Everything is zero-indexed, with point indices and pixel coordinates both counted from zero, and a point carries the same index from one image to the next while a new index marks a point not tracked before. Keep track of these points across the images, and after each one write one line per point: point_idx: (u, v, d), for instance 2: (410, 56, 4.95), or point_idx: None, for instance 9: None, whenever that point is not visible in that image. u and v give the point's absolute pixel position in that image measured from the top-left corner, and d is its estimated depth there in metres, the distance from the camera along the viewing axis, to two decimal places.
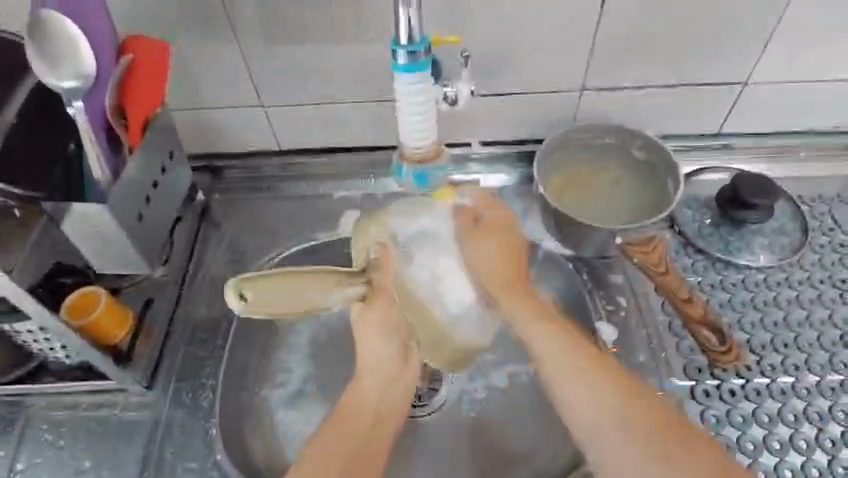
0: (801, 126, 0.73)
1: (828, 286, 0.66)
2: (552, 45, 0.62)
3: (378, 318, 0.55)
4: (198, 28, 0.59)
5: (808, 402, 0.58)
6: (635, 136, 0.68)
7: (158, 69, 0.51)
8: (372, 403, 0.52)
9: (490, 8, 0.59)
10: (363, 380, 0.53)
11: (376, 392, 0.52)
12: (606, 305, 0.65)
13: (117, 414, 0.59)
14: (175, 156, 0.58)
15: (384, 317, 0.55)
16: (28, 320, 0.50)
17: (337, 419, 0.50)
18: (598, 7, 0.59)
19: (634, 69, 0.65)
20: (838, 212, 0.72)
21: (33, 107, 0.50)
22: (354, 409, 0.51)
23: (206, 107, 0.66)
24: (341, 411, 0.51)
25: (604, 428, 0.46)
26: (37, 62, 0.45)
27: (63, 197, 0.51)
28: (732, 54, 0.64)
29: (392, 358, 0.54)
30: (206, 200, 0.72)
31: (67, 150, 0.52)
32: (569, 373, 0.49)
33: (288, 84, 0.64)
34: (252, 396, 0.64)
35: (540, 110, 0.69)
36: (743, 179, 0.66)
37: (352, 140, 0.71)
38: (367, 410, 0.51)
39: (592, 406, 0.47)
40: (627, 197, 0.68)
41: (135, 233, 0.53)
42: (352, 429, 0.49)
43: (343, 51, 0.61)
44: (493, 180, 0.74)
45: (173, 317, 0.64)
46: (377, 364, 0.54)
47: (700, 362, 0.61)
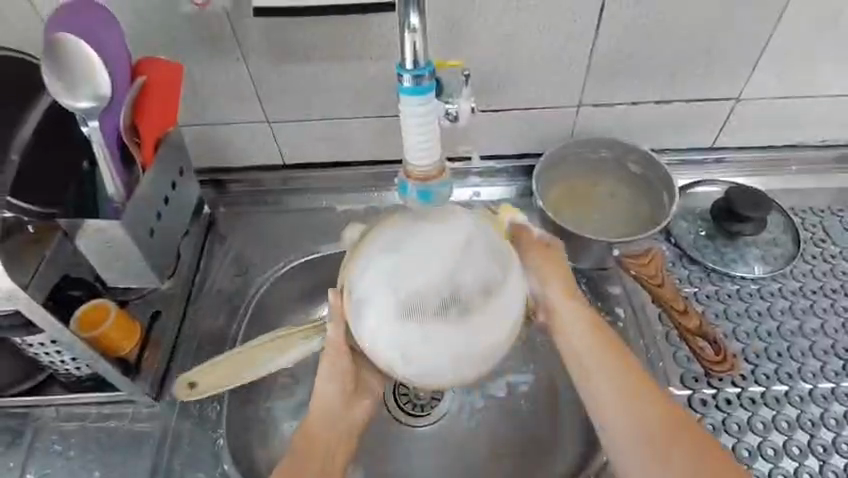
0: (792, 141, 0.75)
1: (820, 296, 0.67)
2: (549, 63, 0.64)
3: (329, 367, 0.53)
4: (207, 49, 0.61)
5: (801, 410, 0.60)
6: (629, 150, 0.70)
7: (171, 88, 0.52)
8: (327, 415, 0.53)
9: (489, 29, 0.61)
10: (315, 418, 0.53)
11: (325, 430, 0.53)
12: (604, 316, 0.67)
13: (126, 425, 0.60)
14: (185, 173, 0.60)
15: (336, 367, 0.53)
16: (40, 333, 0.51)
17: (302, 439, 0.52)
18: (593, 27, 0.61)
19: (628, 87, 0.67)
20: (828, 224, 0.74)
21: (47, 128, 0.52)
22: (317, 429, 0.53)
23: (213, 123, 0.68)
24: (305, 433, 0.52)
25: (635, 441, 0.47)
26: (53, 83, 0.47)
27: (76, 214, 0.54)
28: (723, 72, 0.66)
29: (338, 403, 0.54)
30: (211, 214, 0.74)
31: (81, 170, 0.55)
32: (620, 386, 0.49)
33: (293, 102, 0.66)
34: (257, 408, 0.66)
35: (538, 125, 0.71)
36: (735, 193, 0.68)
37: (355, 155, 0.73)
38: (324, 430, 0.53)
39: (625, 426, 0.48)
40: (623, 211, 0.70)
41: (146, 245, 0.55)
42: (317, 440, 0.52)
43: (346, 70, 0.63)
44: (493, 193, 0.76)
45: (181, 330, 0.65)
46: (328, 409, 0.54)
47: (696, 372, 0.62)
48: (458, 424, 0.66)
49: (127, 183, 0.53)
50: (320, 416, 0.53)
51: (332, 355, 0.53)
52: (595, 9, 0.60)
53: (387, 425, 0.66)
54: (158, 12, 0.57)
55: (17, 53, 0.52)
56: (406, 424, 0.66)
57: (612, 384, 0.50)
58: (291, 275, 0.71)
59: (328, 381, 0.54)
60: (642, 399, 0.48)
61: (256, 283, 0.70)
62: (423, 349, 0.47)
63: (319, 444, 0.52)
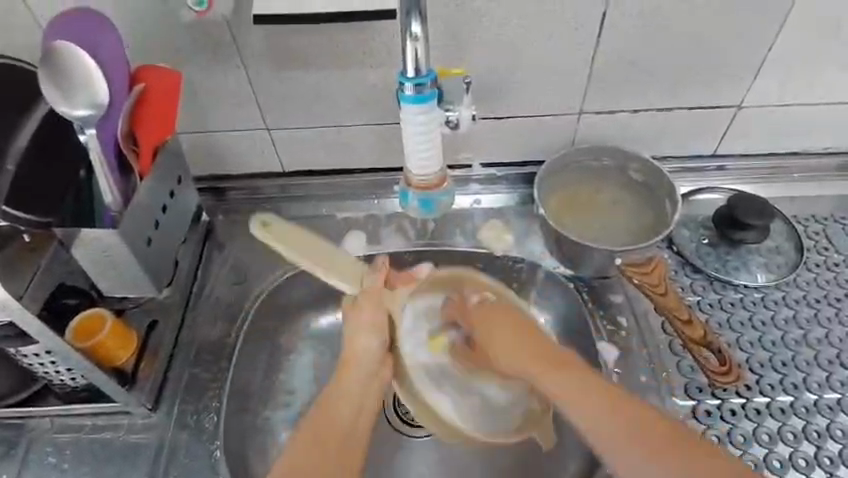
0: (794, 148, 0.74)
1: (824, 305, 0.67)
2: (551, 70, 0.64)
3: (362, 318, 0.58)
4: (206, 56, 0.60)
5: (807, 421, 0.59)
6: (631, 158, 0.69)
7: (170, 99, 0.52)
8: (362, 372, 0.55)
9: (491, 36, 0.61)
10: (351, 369, 0.55)
11: (358, 388, 0.54)
12: (607, 325, 0.66)
13: (121, 436, 0.59)
14: (183, 181, 0.59)
15: (371, 315, 0.58)
16: (34, 343, 0.50)
17: (326, 394, 0.53)
18: (595, 34, 0.61)
19: (630, 94, 0.67)
20: (831, 232, 0.73)
21: (42, 136, 0.51)
22: (347, 383, 0.53)
23: (212, 131, 0.68)
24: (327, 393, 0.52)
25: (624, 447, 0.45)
26: (50, 90, 0.47)
27: (72, 224, 0.52)
28: (725, 79, 0.66)
29: (374, 360, 0.56)
30: (209, 221, 0.73)
31: (78, 177, 0.53)
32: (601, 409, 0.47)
33: (293, 109, 0.65)
34: (255, 418, 0.65)
35: (539, 133, 0.70)
36: (739, 200, 0.68)
37: (355, 162, 0.72)
38: (356, 381, 0.54)
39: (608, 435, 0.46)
40: (625, 219, 0.69)
41: (144, 255, 0.54)
42: (339, 399, 0.52)
43: (347, 77, 0.62)
44: (494, 200, 0.75)
45: (178, 340, 0.65)
46: (362, 363, 0.55)
47: (700, 382, 0.61)
48: None
49: (124, 192, 0.52)
50: (353, 370, 0.55)
51: (373, 300, 0.59)
52: (597, 16, 0.59)
53: (387, 436, 0.65)
54: (158, 20, 0.57)
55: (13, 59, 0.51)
56: (404, 434, 0.66)
57: (583, 398, 0.48)
58: (290, 284, 0.70)
59: (360, 333, 0.57)
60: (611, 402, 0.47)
61: (255, 291, 0.69)
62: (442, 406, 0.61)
63: (338, 410, 0.51)
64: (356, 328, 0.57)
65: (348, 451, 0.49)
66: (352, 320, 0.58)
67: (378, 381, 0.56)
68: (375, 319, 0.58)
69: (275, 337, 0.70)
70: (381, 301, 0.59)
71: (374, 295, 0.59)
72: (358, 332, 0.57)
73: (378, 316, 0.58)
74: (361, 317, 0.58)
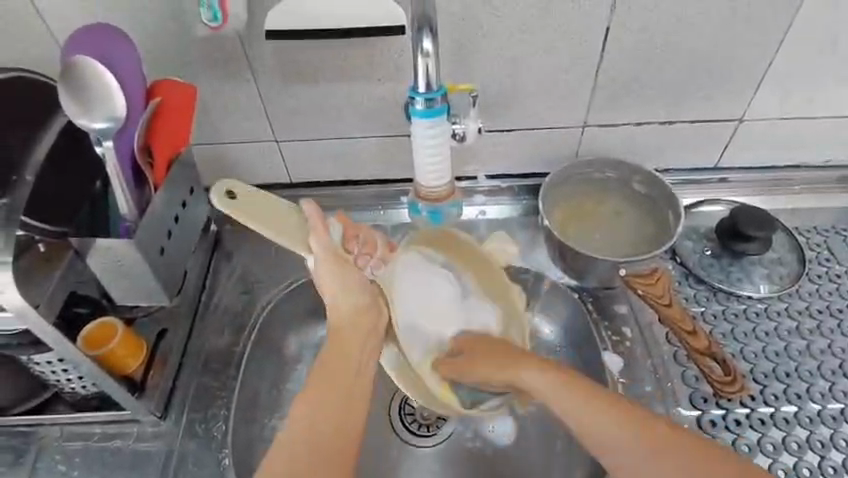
0: (795, 161, 0.76)
1: (826, 316, 0.67)
2: (555, 85, 0.65)
3: (335, 279, 0.52)
4: (218, 70, 0.62)
5: (810, 430, 0.59)
6: (635, 170, 0.70)
7: (185, 114, 0.54)
8: (354, 348, 0.51)
9: (496, 51, 0.62)
10: (342, 332, 0.52)
11: (350, 368, 0.50)
12: (611, 335, 0.67)
13: (130, 444, 0.59)
14: (195, 191, 0.61)
15: (344, 274, 0.53)
16: (48, 351, 0.51)
17: (318, 378, 0.49)
18: (598, 48, 0.62)
19: (633, 108, 0.68)
20: (834, 243, 0.74)
21: (64, 149, 0.53)
22: (340, 367, 0.50)
23: (222, 142, 0.69)
24: (319, 374, 0.50)
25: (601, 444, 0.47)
26: (70, 104, 0.48)
27: (89, 234, 0.55)
28: (725, 93, 0.67)
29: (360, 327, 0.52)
30: (218, 231, 0.74)
31: (94, 189, 0.56)
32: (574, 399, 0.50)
33: (303, 122, 0.67)
34: (262, 427, 0.66)
35: (543, 146, 0.72)
36: (741, 211, 0.69)
37: (363, 174, 0.74)
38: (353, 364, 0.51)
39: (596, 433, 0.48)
40: (629, 230, 0.70)
41: (156, 266, 0.55)
42: (335, 383, 0.49)
43: (355, 91, 0.64)
44: (498, 211, 0.76)
45: (187, 349, 0.65)
46: (346, 327, 0.52)
47: (705, 392, 0.62)
48: (466, 445, 0.65)
49: (138, 204, 0.53)
50: (344, 348, 0.51)
51: (335, 266, 0.53)
52: (600, 31, 0.61)
53: (396, 445, 0.66)
54: (173, 36, 0.59)
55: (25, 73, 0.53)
56: (412, 444, 0.66)
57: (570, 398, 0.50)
58: (297, 293, 0.71)
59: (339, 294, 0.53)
60: (603, 402, 0.49)
61: (264, 300, 0.70)
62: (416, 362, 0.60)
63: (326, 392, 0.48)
64: (330, 289, 0.53)
65: (341, 439, 0.47)
66: (326, 282, 0.53)
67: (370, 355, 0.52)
68: (344, 274, 0.53)
69: (282, 346, 0.70)
70: (346, 262, 0.53)
71: (332, 257, 0.52)
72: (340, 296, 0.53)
73: (352, 276, 0.53)
74: (331, 278, 0.53)
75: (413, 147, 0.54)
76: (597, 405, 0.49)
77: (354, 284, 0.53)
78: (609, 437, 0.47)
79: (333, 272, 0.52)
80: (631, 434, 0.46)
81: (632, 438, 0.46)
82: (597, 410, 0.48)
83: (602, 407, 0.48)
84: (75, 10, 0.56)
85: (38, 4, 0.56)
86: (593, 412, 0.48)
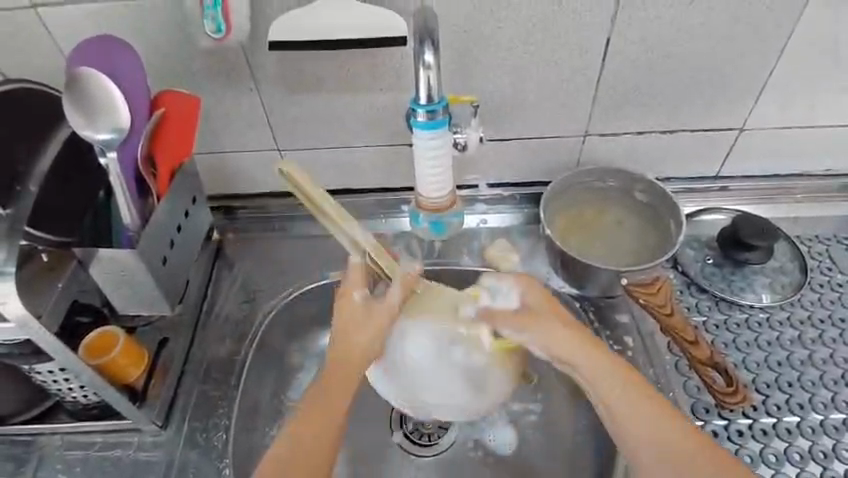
0: (797, 169, 0.76)
1: (829, 325, 0.67)
2: (557, 95, 0.66)
3: (352, 320, 0.54)
4: (222, 80, 0.62)
5: (813, 441, 0.59)
6: (636, 180, 0.70)
7: (188, 125, 0.54)
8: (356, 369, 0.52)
9: (498, 61, 0.62)
10: (353, 341, 0.53)
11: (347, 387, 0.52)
12: (613, 345, 0.67)
13: (131, 454, 0.59)
14: (198, 201, 0.61)
15: (369, 325, 0.54)
16: (50, 361, 0.51)
17: (317, 397, 0.51)
18: (599, 59, 0.63)
19: (634, 118, 0.68)
20: (835, 252, 0.74)
21: (68, 160, 0.54)
22: (341, 387, 0.51)
23: (225, 151, 0.69)
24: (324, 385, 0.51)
25: (633, 433, 0.49)
26: (73, 115, 0.48)
27: (92, 244, 0.55)
28: (727, 102, 0.67)
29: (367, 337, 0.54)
30: (220, 239, 0.74)
31: (96, 199, 0.56)
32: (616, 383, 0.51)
33: (305, 131, 0.67)
34: (262, 436, 0.65)
35: (545, 154, 0.72)
36: (741, 221, 0.69)
37: (364, 183, 0.74)
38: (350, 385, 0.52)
39: (630, 424, 0.49)
40: (630, 239, 0.70)
41: (158, 275, 0.55)
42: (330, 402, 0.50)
43: (356, 101, 0.64)
44: (499, 220, 0.76)
45: (189, 358, 0.65)
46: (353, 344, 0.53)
47: (707, 402, 0.62)
48: (467, 455, 0.65)
49: (141, 214, 0.53)
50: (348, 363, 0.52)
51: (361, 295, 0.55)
52: (601, 41, 0.61)
53: (396, 455, 0.65)
54: (177, 46, 0.59)
55: (29, 82, 0.52)
56: (413, 454, 0.65)
57: (617, 379, 0.51)
58: (298, 302, 0.71)
59: (357, 335, 0.53)
60: (641, 390, 0.50)
61: (265, 309, 0.70)
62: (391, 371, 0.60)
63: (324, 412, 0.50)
64: (344, 324, 0.54)
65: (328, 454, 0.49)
66: (347, 312, 0.54)
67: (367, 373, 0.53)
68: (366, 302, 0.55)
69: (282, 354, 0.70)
70: (392, 309, 0.56)
71: (390, 307, 0.56)
72: (349, 339, 0.53)
73: (378, 328, 0.54)
74: (354, 315, 0.54)
75: (415, 165, 0.55)
76: (639, 396, 0.50)
77: (377, 333, 0.54)
78: (638, 430, 0.49)
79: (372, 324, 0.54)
80: (669, 430, 0.48)
81: (663, 437, 0.48)
82: (639, 404, 0.50)
83: (645, 398, 0.50)
84: (80, 21, 0.57)
85: (44, 15, 0.56)
86: (635, 399, 0.50)
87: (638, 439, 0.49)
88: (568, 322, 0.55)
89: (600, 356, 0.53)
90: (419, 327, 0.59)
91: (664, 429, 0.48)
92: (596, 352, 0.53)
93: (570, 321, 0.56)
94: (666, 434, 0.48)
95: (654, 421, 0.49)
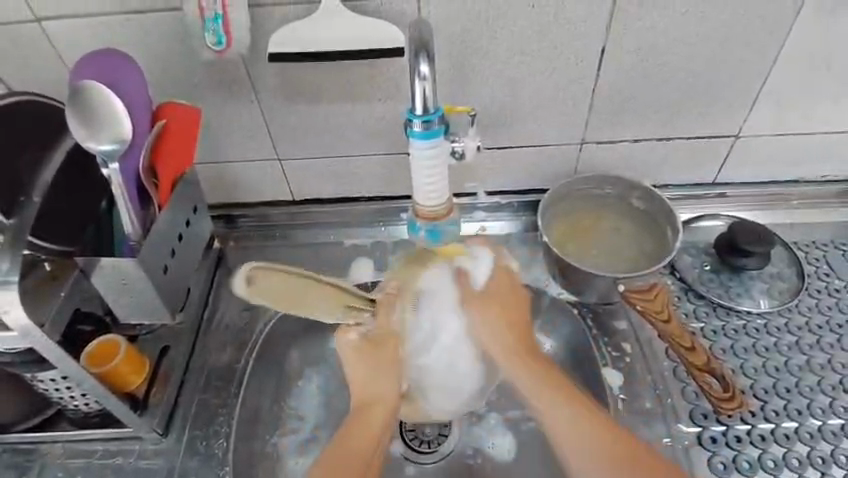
0: (792, 176, 0.76)
1: (826, 331, 0.67)
2: (553, 103, 0.66)
3: (368, 365, 0.57)
4: (223, 91, 0.63)
5: (811, 446, 0.59)
6: (633, 187, 0.71)
7: (187, 134, 0.55)
8: (386, 408, 0.55)
9: (495, 71, 0.63)
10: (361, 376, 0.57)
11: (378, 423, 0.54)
12: (611, 351, 0.67)
13: (132, 462, 0.60)
14: (199, 211, 0.62)
15: (379, 355, 0.57)
16: (52, 369, 0.52)
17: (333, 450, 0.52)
18: (594, 68, 0.63)
19: (630, 125, 0.69)
20: (832, 258, 0.74)
21: (71, 170, 0.54)
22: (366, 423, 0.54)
23: (226, 162, 0.70)
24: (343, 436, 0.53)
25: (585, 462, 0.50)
26: (76, 127, 0.49)
27: (94, 253, 0.56)
28: (721, 110, 0.68)
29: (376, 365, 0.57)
30: (221, 248, 0.75)
31: (99, 209, 0.57)
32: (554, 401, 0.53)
33: (304, 141, 0.68)
34: (263, 444, 0.65)
35: (542, 163, 0.72)
36: (738, 227, 0.69)
37: (363, 191, 0.75)
38: (377, 419, 0.54)
39: (562, 428, 0.52)
40: (627, 244, 0.70)
41: (159, 284, 0.55)
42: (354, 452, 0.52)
43: (355, 110, 0.65)
44: (498, 227, 0.77)
45: (190, 366, 0.66)
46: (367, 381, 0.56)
47: (705, 408, 0.62)
48: (466, 462, 0.65)
49: (142, 222, 0.54)
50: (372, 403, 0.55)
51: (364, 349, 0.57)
52: (597, 50, 0.62)
53: (395, 463, 0.65)
54: (179, 58, 0.60)
55: (29, 94, 0.53)
56: (412, 462, 0.65)
57: (538, 382, 0.54)
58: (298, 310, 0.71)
59: (379, 374, 0.57)
60: (566, 399, 0.53)
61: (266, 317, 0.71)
62: (439, 377, 0.61)
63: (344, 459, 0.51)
64: (362, 362, 0.57)
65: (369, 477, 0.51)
66: (357, 362, 0.57)
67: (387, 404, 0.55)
68: (363, 349, 0.57)
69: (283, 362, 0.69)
70: (394, 335, 0.59)
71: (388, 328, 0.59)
72: (371, 380, 0.56)
73: (387, 355, 0.57)
74: (362, 359, 0.57)
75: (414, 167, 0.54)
76: (580, 419, 0.51)
77: (396, 364, 0.57)
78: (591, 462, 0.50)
79: (392, 350, 0.58)
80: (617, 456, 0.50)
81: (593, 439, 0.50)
82: (583, 429, 0.51)
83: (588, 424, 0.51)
84: (84, 35, 0.58)
85: (49, 29, 0.58)
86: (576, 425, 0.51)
87: (567, 441, 0.51)
88: (511, 311, 0.59)
89: (521, 356, 0.56)
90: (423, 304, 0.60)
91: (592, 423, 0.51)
92: (520, 354, 0.56)
93: (517, 311, 0.59)
94: (593, 442, 0.50)
95: (582, 422, 0.51)
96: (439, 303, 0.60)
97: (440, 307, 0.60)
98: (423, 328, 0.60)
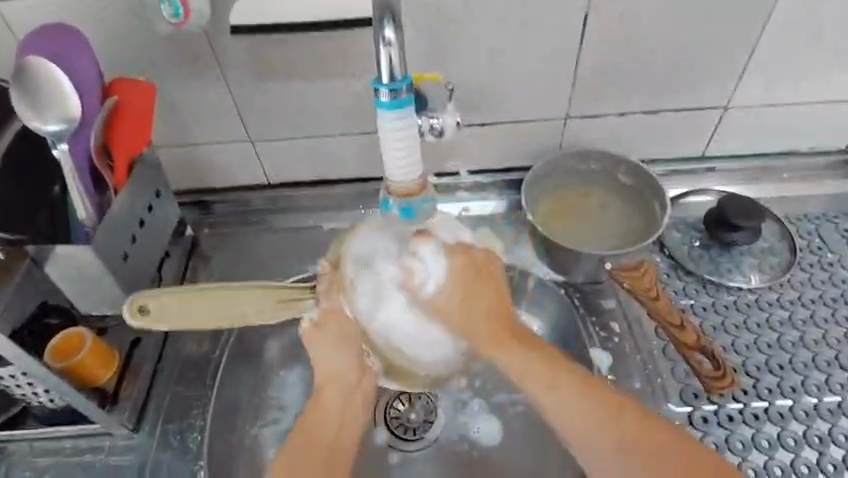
0: (783, 148, 0.74)
1: (820, 305, 0.66)
2: (535, 77, 0.63)
3: (326, 347, 0.49)
4: (187, 68, 0.60)
5: (807, 425, 0.58)
6: (618, 162, 0.69)
7: (145, 115, 0.51)
8: (348, 385, 0.49)
9: (473, 43, 0.60)
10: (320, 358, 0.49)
11: (338, 411, 0.49)
12: (599, 332, 0.65)
13: (102, 458, 0.58)
14: (162, 194, 0.59)
15: (336, 338, 0.49)
16: (10, 364, 0.50)
17: (302, 428, 0.48)
18: (578, 38, 0.60)
19: (615, 99, 0.66)
20: (825, 231, 0.72)
21: (19, 154, 0.51)
22: (320, 419, 0.48)
23: (196, 145, 0.67)
24: (304, 426, 0.48)
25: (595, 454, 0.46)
26: (23, 108, 0.47)
27: (48, 241, 0.53)
28: (712, 80, 0.65)
29: (336, 348, 0.49)
30: (194, 234, 0.72)
31: (52, 194, 0.53)
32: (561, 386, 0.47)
33: (276, 122, 0.65)
34: (242, 436, 0.62)
35: (526, 139, 0.70)
36: (728, 202, 0.67)
37: (339, 173, 0.72)
38: (336, 400, 0.49)
39: (554, 401, 0.47)
40: (613, 223, 0.68)
41: (121, 273, 0.53)
42: (314, 448, 0.47)
43: (327, 86, 0.62)
44: (482, 207, 0.74)
45: (162, 357, 0.63)
46: (330, 367, 0.49)
47: (695, 387, 0.60)
48: (452, 450, 0.63)
49: (98, 208, 0.51)
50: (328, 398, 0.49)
51: (320, 332, 0.49)
52: (579, 18, 0.59)
53: (381, 453, 0.63)
54: (136, 33, 0.56)
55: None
56: (397, 449, 0.63)
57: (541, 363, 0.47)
58: None
59: (334, 354, 0.49)
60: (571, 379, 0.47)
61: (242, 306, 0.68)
62: (406, 338, 0.49)
63: (314, 438, 0.48)
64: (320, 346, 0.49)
65: (340, 451, 0.48)
66: (312, 344, 0.49)
67: (361, 392, 0.50)
68: (323, 336, 0.49)
69: (262, 352, 0.67)
70: (342, 311, 0.49)
71: (330, 310, 0.49)
72: (330, 358, 0.49)
73: (345, 335, 0.49)
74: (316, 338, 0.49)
75: (386, 158, 0.48)
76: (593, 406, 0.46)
77: (351, 342, 0.49)
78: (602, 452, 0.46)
79: (341, 332, 0.49)
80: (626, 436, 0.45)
81: (600, 417, 0.46)
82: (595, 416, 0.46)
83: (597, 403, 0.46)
84: (36, 11, 0.55)
85: None
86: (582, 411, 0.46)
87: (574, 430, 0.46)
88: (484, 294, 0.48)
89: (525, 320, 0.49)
90: (370, 276, 0.49)
91: (600, 398, 0.46)
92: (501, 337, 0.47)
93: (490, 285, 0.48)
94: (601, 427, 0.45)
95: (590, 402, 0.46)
96: (386, 270, 0.48)
97: (385, 274, 0.48)
98: (375, 298, 0.49)
